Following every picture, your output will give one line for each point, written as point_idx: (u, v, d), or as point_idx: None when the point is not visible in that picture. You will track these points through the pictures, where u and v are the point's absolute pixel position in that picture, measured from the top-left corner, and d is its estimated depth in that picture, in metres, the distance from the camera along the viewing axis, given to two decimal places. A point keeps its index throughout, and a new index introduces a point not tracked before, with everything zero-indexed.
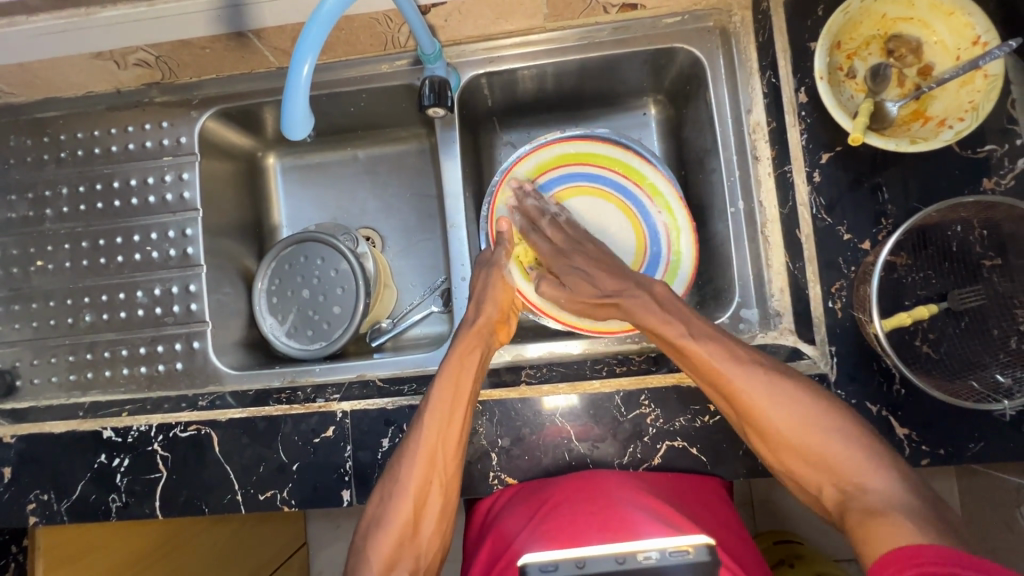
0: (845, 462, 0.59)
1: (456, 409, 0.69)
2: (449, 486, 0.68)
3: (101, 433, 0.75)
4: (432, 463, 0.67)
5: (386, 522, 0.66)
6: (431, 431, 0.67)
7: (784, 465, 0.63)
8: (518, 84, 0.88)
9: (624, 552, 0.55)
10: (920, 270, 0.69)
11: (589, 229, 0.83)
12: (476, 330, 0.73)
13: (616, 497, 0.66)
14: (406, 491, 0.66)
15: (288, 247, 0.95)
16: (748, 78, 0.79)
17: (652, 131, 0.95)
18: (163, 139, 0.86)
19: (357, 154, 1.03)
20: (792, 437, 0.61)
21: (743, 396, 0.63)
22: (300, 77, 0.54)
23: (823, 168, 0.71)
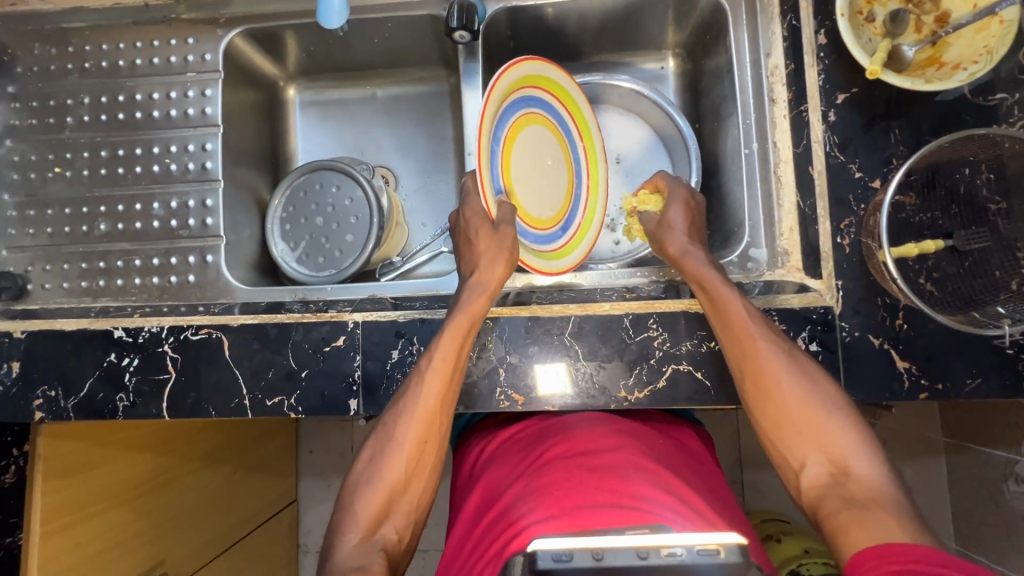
0: (839, 445, 0.59)
1: (453, 370, 0.68)
2: (440, 454, 0.69)
3: (112, 333, 0.76)
4: (429, 422, 0.67)
5: (382, 469, 0.66)
6: (432, 391, 0.67)
7: (779, 450, 0.62)
8: (541, 23, 0.90)
9: (643, 544, 0.44)
10: (928, 210, 0.71)
11: (541, 166, 0.77)
12: (485, 296, 0.70)
13: (609, 455, 0.65)
14: (403, 448, 0.67)
15: (304, 175, 0.95)
16: (768, 22, 0.80)
17: (669, 83, 0.99)
18: (187, 55, 0.87)
19: (377, 93, 1.04)
20: (796, 416, 0.61)
21: (766, 369, 0.63)
22: None
23: (839, 109, 0.73)
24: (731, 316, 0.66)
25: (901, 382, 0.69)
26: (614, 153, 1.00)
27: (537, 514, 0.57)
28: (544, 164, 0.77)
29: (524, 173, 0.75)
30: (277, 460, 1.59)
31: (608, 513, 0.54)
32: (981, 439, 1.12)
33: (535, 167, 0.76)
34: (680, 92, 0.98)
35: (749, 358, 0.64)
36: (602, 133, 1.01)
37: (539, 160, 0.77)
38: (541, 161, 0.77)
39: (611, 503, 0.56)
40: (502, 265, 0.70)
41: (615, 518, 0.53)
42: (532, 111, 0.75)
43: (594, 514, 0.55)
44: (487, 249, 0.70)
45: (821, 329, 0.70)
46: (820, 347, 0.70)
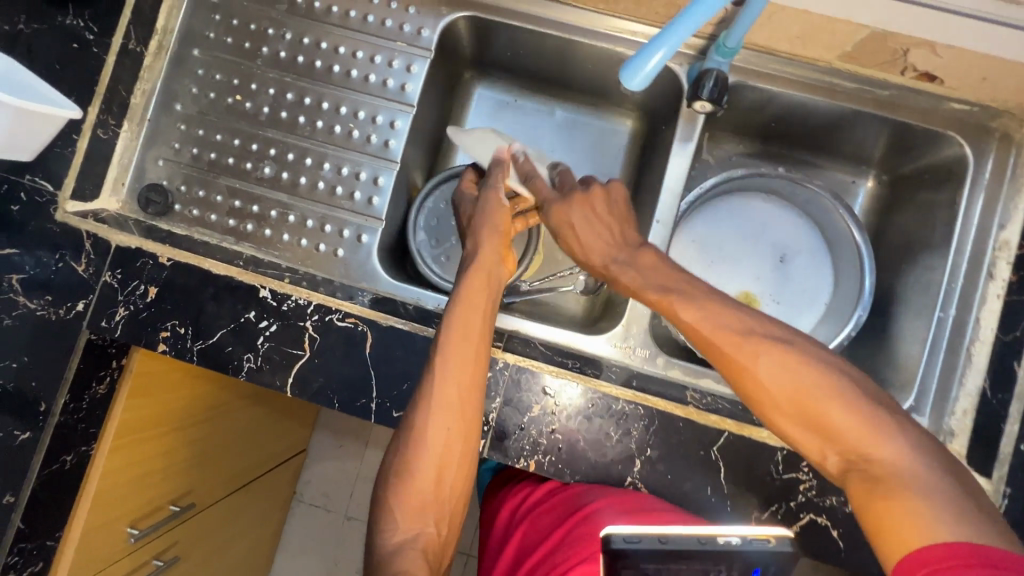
0: (845, 423, 0.50)
1: (470, 358, 0.65)
2: (464, 450, 0.64)
3: (258, 291, 0.73)
4: (453, 408, 0.63)
5: (410, 471, 0.63)
6: (449, 379, 0.64)
7: (795, 437, 0.53)
8: (764, 106, 0.85)
9: (707, 534, 0.54)
10: None
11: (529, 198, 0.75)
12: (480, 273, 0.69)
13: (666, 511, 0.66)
14: (425, 437, 0.63)
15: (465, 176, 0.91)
16: (1014, 193, 0.76)
17: (857, 200, 0.94)
18: (404, 24, 0.82)
19: (556, 110, 0.98)
20: (803, 404, 0.52)
21: (748, 375, 0.55)
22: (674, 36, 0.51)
23: None
24: (714, 324, 0.58)
25: None
26: (779, 250, 0.96)
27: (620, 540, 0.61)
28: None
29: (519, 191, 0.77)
30: (304, 410, 1.57)
31: None
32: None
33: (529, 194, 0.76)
34: (866, 215, 0.94)
35: (744, 362, 0.55)
36: (775, 226, 0.96)
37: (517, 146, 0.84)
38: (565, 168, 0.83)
39: None
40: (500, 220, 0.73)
41: None
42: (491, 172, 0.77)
43: None
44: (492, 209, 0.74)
45: None
46: None
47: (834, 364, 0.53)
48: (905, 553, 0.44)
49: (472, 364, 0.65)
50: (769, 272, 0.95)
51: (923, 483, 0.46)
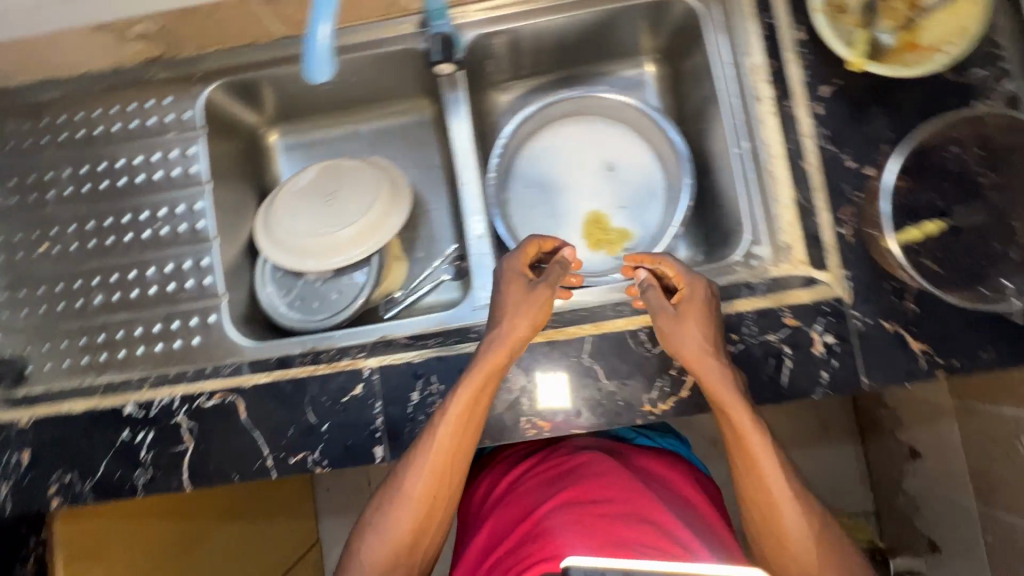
0: (777, 494, 0.67)
1: (466, 430, 0.68)
2: (444, 502, 0.71)
3: (122, 409, 0.74)
4: (440, 477, 0.69)
5: (393, 521, 0.69)
6: (444, 448, 0.68)
7: (746, 486, 0.69)
8: (518, 41, 0.90)
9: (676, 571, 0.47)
10: (925, 191, 0.72)
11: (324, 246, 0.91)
12: (506, 347, 0.68)
13: (631, 488, 0.75)
14: (411, 498, 0.69)
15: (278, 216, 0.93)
16: (743, 21, 0.80)
17: (649, 88, 0.99)
18: (165, 115, 0.85)
19: (359, 129, 1.04)
20: (772, 483, 0.67)
21: (748, 429, 0.66)
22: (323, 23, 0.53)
23: (825, 101, 0.74)
24: (710, 386, 0.66)
25: (919, 363, 0.70)
26: (604, 158, 1.00)
27: (575, 537, 0.66)
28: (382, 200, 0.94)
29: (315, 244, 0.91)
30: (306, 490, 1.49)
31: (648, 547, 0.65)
32: (1010, 400, 1.19)
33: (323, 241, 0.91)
34: (661, 97, 0.99)
35: (734, 428, 0.67)
36: (590, 139, 1.00)
37: (306, 212, 0.93)
38: (347, 205, 0.93)
39: (650, 537, 0.67)
40: (524, 314, 0.69)
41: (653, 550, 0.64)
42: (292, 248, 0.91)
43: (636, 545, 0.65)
44: (515, 289, 0.71)
45: (834, 320, 0.71)
46: (835, 339, 0.71)
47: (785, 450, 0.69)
48: None
49: (469, 433, 0.69)
50: (600, 180, 1.00)
51: None
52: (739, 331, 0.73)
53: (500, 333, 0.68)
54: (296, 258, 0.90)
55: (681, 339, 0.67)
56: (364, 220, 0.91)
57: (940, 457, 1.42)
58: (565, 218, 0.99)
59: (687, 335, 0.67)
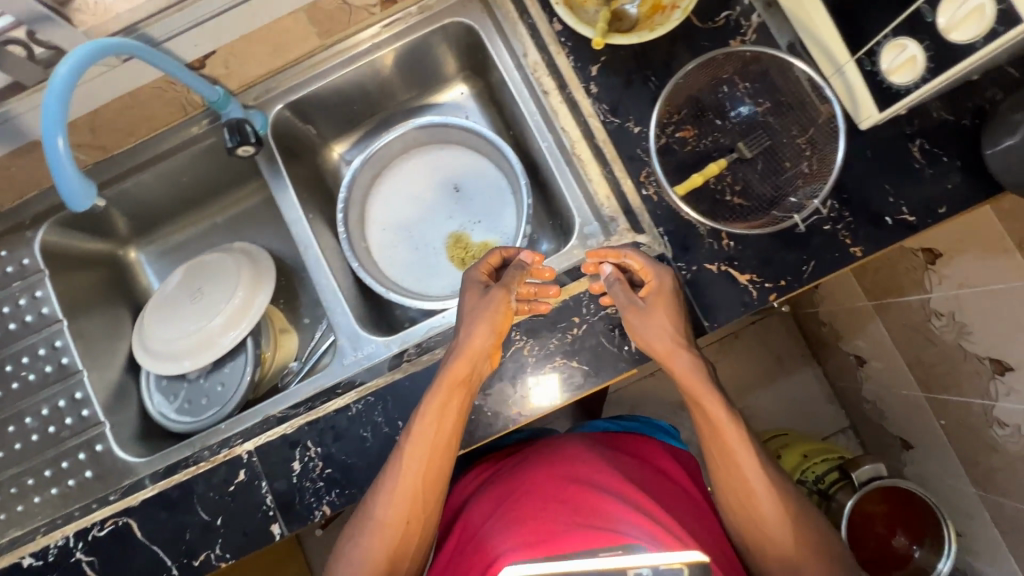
0: (754, 481, 0.71)
1: (443, 450, 0.70)
2: (427, 521, 0.70)
3: (22, 563, 0.75)
4: (412, 497, 0.68)
5: (366, 548, 0.68)
6: (412, 466, 0.68)
7: (727, 453, 0.72)
8: (325, 101, 0.93)
9: (615, 567, 0.49)
10: (709, 135, 0.77)
11: (196, 344, 0.91)
12: (467, 358, 0.69)
13: (592, 482, 0.77)
14: (383, 525, 0.68)
15: (148, 327, 0.94)
16: (513, 28, 0.85)
17: (472, 106, 1.03)
18: (6, 267, 0.88)
19: (216, 221, 1.06)
20: (738, 452, 0.71)
21: (703, 398, 0.71)
22: (59, 155, 0.59)
23: (596, 79, 0.78)
24: (681, 373, 0.71)
25: (749, 294, 0.73)
26: (450, 180, 1.03)
27: (513, 539, 0.69)
28: (243, 281, 0.95)
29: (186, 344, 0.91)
30: None
31: (581, 536, 0.65)
32: (912, 289, 1.22)
33: (193, 339, 0.91)
34: (484, 110, 1.03)
35: (709, 419, 0.72)
36: (430, 168, 1.04)
37: (173, 315, 0.94)
38: (211, 296, 0.94)
39: (585, 524, 0.67)
40: (485, 325, 0.70)
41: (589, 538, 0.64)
42: (167, 354, 0.91)
43: (569, 537, 0.65)
44: (472, 303, 0.73)
45: None
46: None
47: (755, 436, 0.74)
48: None
49: (439, 450, 0.69)
50: (449, 202, 1.03)
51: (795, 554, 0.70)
52: (580, 313, 0.75)
53: (461, 344, 0.70)
54: (173, 363, 0.91)
55: (647, 334, 0.69)
56: (228, 306, 0.93)
57: (881, 357, 1.43)
58: (428, 249, 1.02)
59: (654, 327, 0.69)
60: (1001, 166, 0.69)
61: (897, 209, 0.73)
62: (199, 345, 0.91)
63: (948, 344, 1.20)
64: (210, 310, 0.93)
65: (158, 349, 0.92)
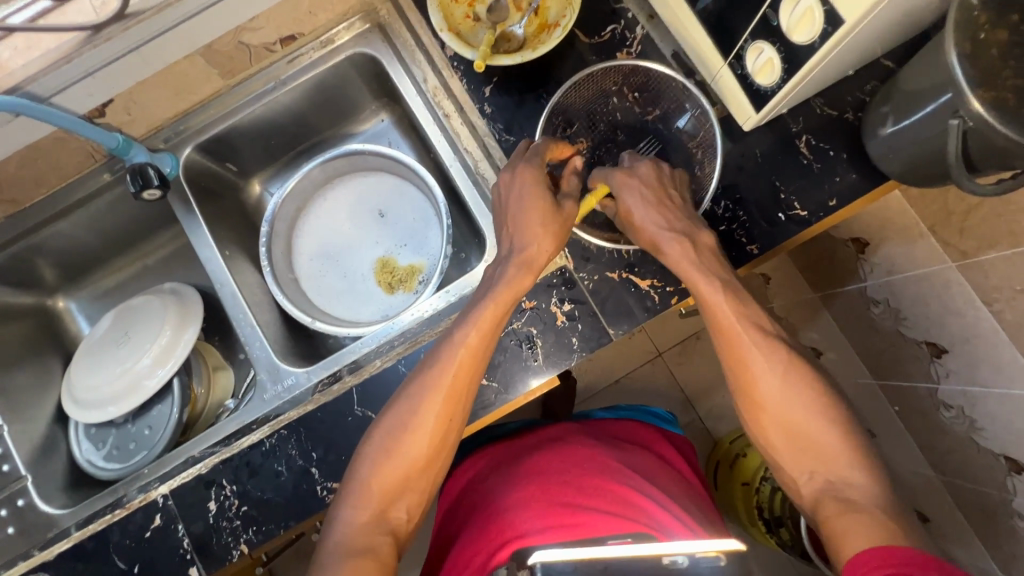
0: (803, 416, 0.66)
1: (470, 374, 0.68)
2: (454, 434, 0.69)
3: None
4: (449, 406, 0.67)
5: (391, 461, 0.66)
6: (456, 377, 0.67)
7: (758, 392, 0.68)
8: (238, 139, 0.95)
9: (653, 555, 0.59)
10: (603, 146, 0.79)
11: (123, 388, 0.90)
12: (531, 272, 0.69)
13: (603, 465, 0.84)
14: (422, 430, 0.66)
15: (77, 374, 0.93)
16: (413, 56, 0.87)
17: (394, 131, 1.05)
18: None
19: (147, 263, 1.06)
20: (780, 398, 0.67)
21: (736, 342, 0.68)
22: None
23: (490, 100, 0.80)
24: (712, 306, 0.69)
25: (651, 298, 0.74)
26: (375, 207, 1.05)
27: (535, 523, 0.74)
28: (169, 320, 0.94)
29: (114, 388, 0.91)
30: None
31: (606, 521, 0.73)
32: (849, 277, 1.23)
33: (121, 382, 0.90)
34: (404, 135, 1.05)
35: (733, 352, 0.69)
36: (357, 195, 1.05)
37: (101, 360, 0.93)
38: (137, 338, 0.93)
39: (605, 510, 0.76)
40: (547, 233, 0.69)
41: (610, 524, 0.73)
42: (95, 401, 0.90)
43: (592, 522, 0.73)
44: (536, 198, 0.69)
45: (565, 289, 0.75)
46: (572, 304, 0.75)
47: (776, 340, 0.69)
48: (868, 547, 0.56)
49: (475, 367, 0.68)
50: (375, 229, 1.04)
51: (856, 491, 0.62)
52: None
53: (522, 251, 0.68)
54: (99, 409, 0.91)
55: (675, 260, 0.68)
56: (154, 346, 0.92)
57: (835, 348, 1.43)
58: (357, 274, 1.02)
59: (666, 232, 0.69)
60: (882, 155, 0.70)
61: (790, 206, 0.75)
62: (127, 388, 0.90)
63: (889, 330, 1.20)
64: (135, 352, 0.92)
65: (85, 396, 0.92)
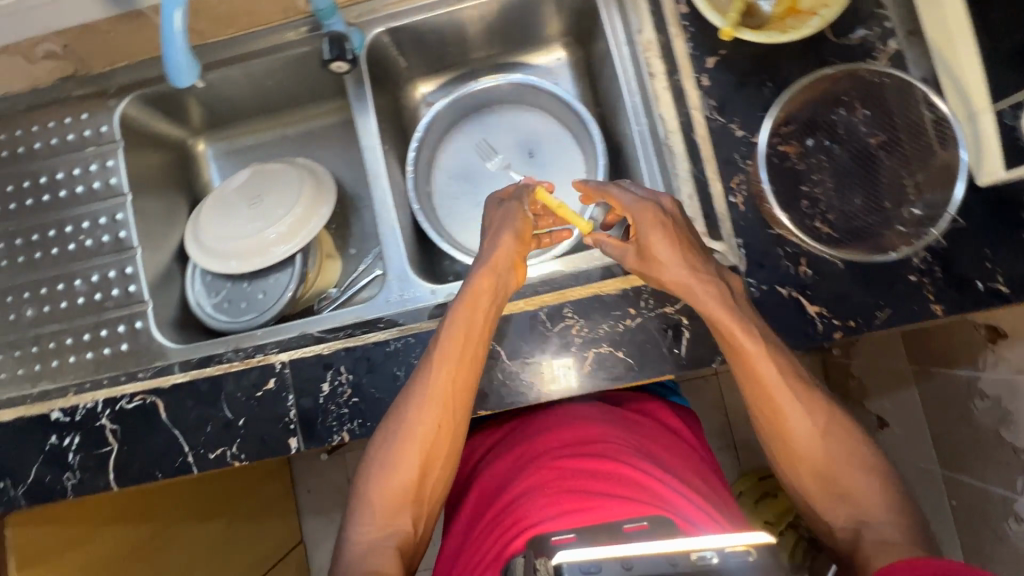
0: (815, 439, 0.66)
1: (463, 377, 0.70)
2: (457, 434, 0.71)
3: (50, 416, 0.77)
4: (441, 407, 0.69)
5: (399, 458, 0.69)
6: (442, 374, 0.69)
7: (777, 412, 0.67)
8: (424, 37, 0.91)
9: (677, 551, 0.45)
10: (812, 154, 0.73)
11: (248, 249, 0.91)
12: (490, 270, 0.72)
13: (604, 446, 0.74)
14: (414, 430, 0.69)
15: (205, 222, 0.95)
16: (633, 1, 0.80)
17: (566, 73, 1.01)
18: (83, 130, 0.87)
19: (287, 132, 1.06)
20: (783, 411, 0.66)
21: (749, 349, 0.65)
22: (174, 25, 0.57)
23: (710, 72, 0.75)
24: (715, 316, 0.66)
25: (814, 326, 0.70)
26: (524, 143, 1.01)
27: (543, 512, 0.64)
28: (305, 197, 0.94)
29: (238, 248, 0.92)
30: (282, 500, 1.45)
31: (622, 506, 0.62)
32: (960, 361, 1.18)
33: (245, 245, 0.91)
34: (576, 80, 1.00)
35: (750, 369, 0.66)
36: (509, 129, 1.02)
37: (233, 215, 0.94)
38: (270, 206, 0.94)
39: (620, 495, 0.64)
40: (506, 244, 0.74)
41: (626, 507, 0.62)
42: (218, 253, 0.92)
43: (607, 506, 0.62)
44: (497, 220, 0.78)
45: None
46: None
47: (800, 369, 0.68)
48: (904, 562, 0.54)
49: (466, 364, 0.70)
50: (519, 167, 1.01)
51: (868, 501, 0.64)
52: (637, 305, 0.73)
53: (487, 259, 0.73)
54: (221, 260, 0.92)
55: (702, 300, 0.66)
56: (288, 217, 0.92)
57: (905, 425, 1.37)
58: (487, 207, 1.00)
59: (668, 267, 0.67)
60: None
61: (991, 277, 0.68)
62: (251, 252, 0.91)
63: (984, 427, 1.15)
64: (268, 219, 0.93)
65: (210, 245, 0.93)
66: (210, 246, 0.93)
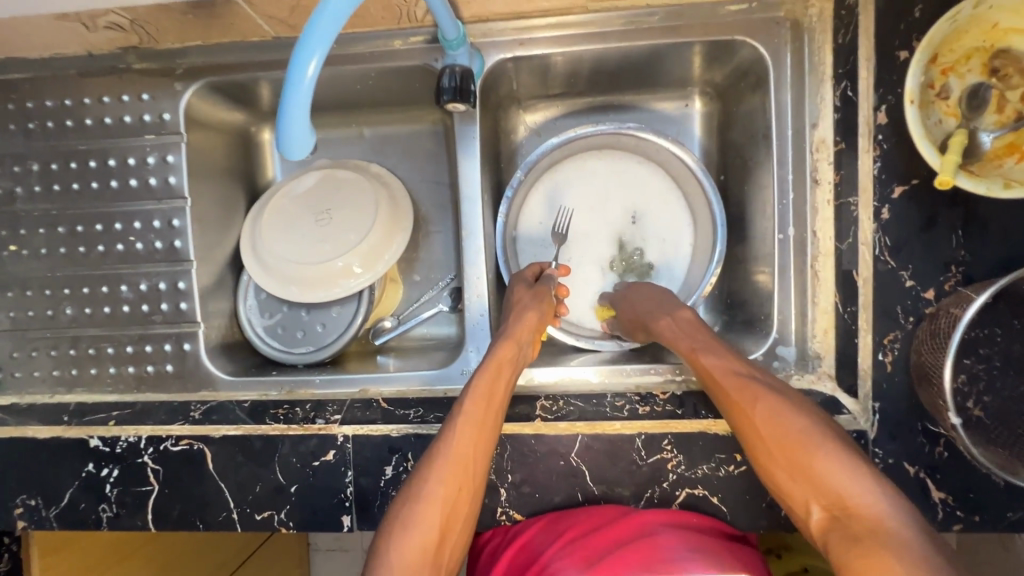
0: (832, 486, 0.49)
1: (481, 434, 0.59)
2: (472, 505, 0.58)
3: (88, 441, 0.71)
4: (460, 469, 0.57)
5: (403, 528, 0.53)
6: (465, 432, 0.59)
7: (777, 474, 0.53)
8: (549, 67, 0.77)
9: None
10: (983, 325, 0.60)
11: (312, 277, 0.82)
12: (512, 341, 0.66)
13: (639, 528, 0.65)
14: (426, 494, 0.55)
15: (263, 233, 0.84)
16: (817, 85, 0.69)
17: (694, 127, 0.87)
18: (143, 114, 0.76)
19: (364, 133, 0.93)
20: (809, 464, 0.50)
21: (751, 412, 0.56)
22: (299, 87, 0.46)
23: (894, 204, 0.63)
24: (757, 424, 0.55)
25: (936, 513, 0.63)
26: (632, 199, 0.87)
27: None
28: (379, 225, 0.83)
29: (301, 272, 0.82)
30: None
31: None
32: None
33: (308, 270, 0.82)
34: (706, 139, 0.87)
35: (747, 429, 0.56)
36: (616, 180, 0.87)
37: (295, 231, 0.84)
38: (339, 228, 0.83)
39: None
40: (531, 315, 0.70)
41: None
42: (277, 274, 0.83)
43: None
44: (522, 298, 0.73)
45: None
46: None
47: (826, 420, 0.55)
48: None
49: (489, 424, 0.60)
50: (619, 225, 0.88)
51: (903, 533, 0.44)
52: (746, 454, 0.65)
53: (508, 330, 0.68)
54: (281, 284, 0.83)
55: (765, 414, 0.55)
56: (358, 247, 0.82)
57: None
58: (575, 268, 0.88)
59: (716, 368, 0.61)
60: None
61: None
62: (315, 280, 0.82)
63: None
64: (336, 245, 0.82)
65: (269, 262, 0.83)
66: (269, 264, 0.83)
